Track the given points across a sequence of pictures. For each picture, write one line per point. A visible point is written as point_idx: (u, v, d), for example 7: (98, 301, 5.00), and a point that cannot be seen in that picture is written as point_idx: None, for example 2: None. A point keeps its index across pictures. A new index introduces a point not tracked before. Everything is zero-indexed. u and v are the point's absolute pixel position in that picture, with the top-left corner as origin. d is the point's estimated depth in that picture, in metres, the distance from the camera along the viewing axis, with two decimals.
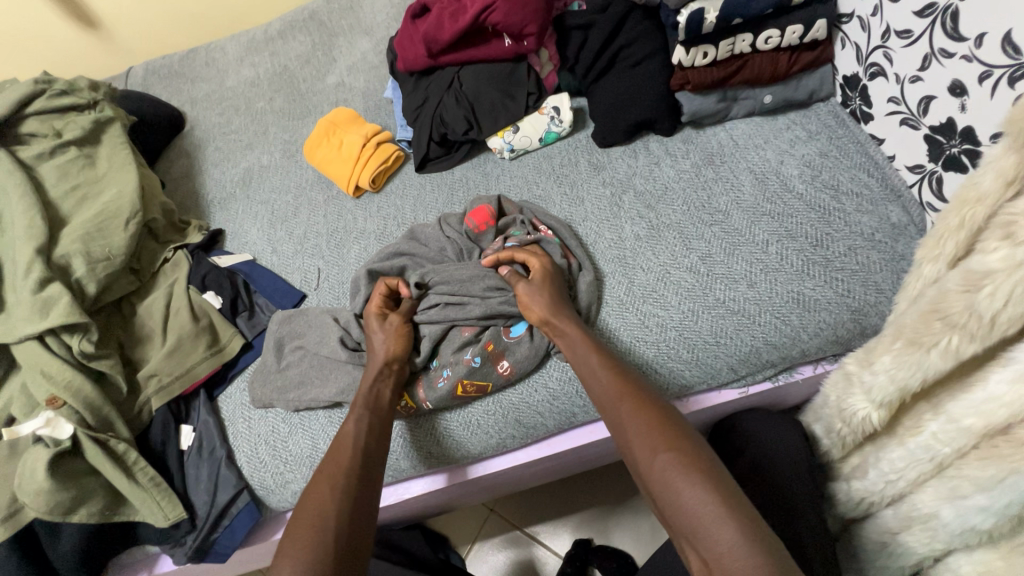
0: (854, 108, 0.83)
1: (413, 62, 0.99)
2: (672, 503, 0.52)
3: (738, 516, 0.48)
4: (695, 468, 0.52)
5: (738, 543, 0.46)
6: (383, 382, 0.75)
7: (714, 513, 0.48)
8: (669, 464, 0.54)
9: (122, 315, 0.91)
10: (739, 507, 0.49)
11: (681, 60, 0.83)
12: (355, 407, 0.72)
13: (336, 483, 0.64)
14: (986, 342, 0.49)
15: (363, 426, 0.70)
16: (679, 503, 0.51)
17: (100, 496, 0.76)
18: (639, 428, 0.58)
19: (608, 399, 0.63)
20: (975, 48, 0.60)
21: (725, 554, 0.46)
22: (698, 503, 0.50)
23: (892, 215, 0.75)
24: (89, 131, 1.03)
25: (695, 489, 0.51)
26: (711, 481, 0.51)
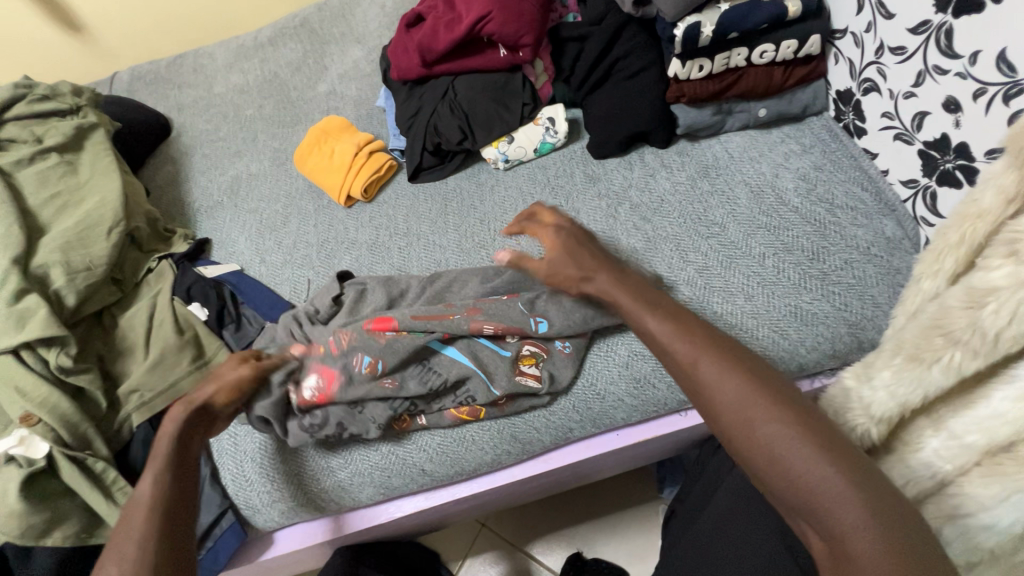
0: (847, 123, 0.83)
1: (407, 71, 0.98)
2: (782, 477, 0.43)
3: (871, 504, 0.40)
4: (817, 441, 0.43)
5: (876, 535, 0.39)
6: (191, 433, 0.64)
7: (865, 514, 0.40)
8: (782, 435, 0.44)
9: (103, 327, 0.88)
10: (868, 484, 0.41)
11: (677, 73, 0.83)
12: (148, 464, 0.60)
13: (132, 541, 0.53)
14: (989, 359, 0.48)
15: (162, 479, 0.59)
16: (790, 481, 0.43)
17: (76, 518, 0.73)
18: (731, 391, 0.48)
19: (685, 355, 0.52)
20: (970, 65, 0.61)
21: (858, 542, 0.39)
22: (824, 484, 0.42)
23: (886, 229, 0.75)
24: (71, 137, 1.00)
25: (819, 465, 0.42)
26: (838, 457, 0.43)
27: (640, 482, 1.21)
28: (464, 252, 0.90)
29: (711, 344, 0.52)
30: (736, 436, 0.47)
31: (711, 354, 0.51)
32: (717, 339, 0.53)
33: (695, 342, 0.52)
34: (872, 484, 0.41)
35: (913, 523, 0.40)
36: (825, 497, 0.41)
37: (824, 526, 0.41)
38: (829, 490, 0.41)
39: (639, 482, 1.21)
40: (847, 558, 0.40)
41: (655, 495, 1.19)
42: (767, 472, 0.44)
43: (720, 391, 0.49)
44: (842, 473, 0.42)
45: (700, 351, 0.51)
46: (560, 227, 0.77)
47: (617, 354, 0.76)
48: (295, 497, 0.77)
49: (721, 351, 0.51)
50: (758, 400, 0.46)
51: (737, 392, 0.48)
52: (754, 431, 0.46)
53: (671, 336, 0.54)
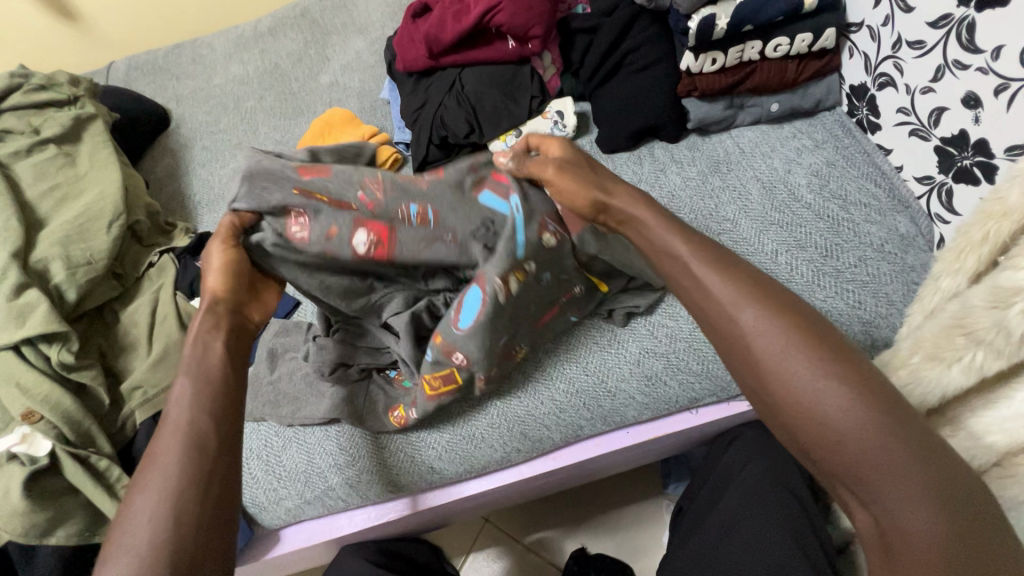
0: (861, 118, 0.82)
1: (413, 63, 0.96)
2: (825, 441, 0.40)
3: (926, 472, 0.37)
4: (867, 403, 0.39)
5: (926, 508, 0.36)
6: (216, 334, 0.55)
7: (918, 484, 0.37)
8: (832, 398, 0.40)
9: (104, 323, 0.87)
10: (920, 451, 0.38)
11: (690, 67, 0.81)
12: (178, 378, 0.52)
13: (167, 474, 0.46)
14: (1011, 360, 0.48)
15: (195, 402, 0.50)
16: (834, 444, 0.39)
17: (80, 516, 0.72)
18: (775, 342, 0.42)
19: (723, 297, 0.46)
20: (992, 60, 0.60)
21: (903, 513, 0.37)
22: (874, 452, 0.38)
23: (900, 226, 0.74)
24: (69, 128, 0.98)
25: (867, 430, 0.38)
26: (890, 420, 0.38)
27: (645, 478, 1.21)
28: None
29: (754, 287, 0.45)
30: (774, 393, 0.42)
31: (757, 301, 0.44)
32: (764, 279, 0.46)
33: (734, 282, 0.46)
34: (923, 449, 0.38)
35: (971, 494, 0.37)
36: (875, 466, 0.38)
37: (866, 498, 0.39)
38: (879, 459, 0.38)
39: (643, 478, 1.21)
40: (892, 525, 0.38)
41: (660, 490, 1.19)
42: (812, 437, 0.40)
43: (763, 340, 0.43)
44: (893, 437, 0.38)
45: (740, 294, 0.45)
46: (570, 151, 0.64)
47: (628, 351, 0.76)
48: (302, 495, 0.76)
49: (767, 297, 0.44)
50: (802, 359, 0.41)
51: (778, 349, 0.42)
52: (797, 394, 0.41)
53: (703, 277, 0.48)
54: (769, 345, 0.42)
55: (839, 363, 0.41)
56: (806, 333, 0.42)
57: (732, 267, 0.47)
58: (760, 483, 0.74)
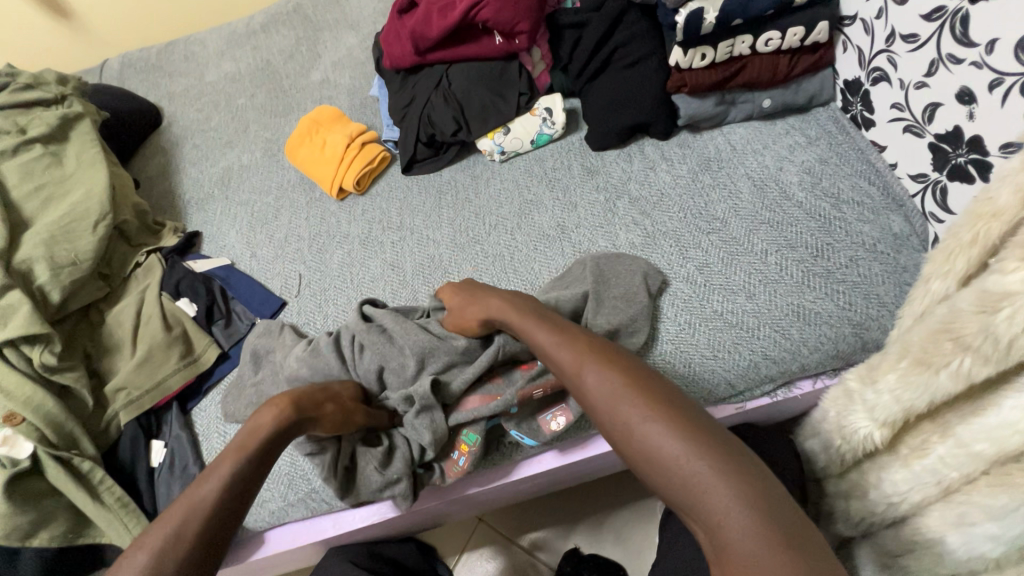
0: (855, 114, 0.80)
1: (400, 59, 0.94)
2: (661, 473, 0.44)
3: (742, 484, 0.41)
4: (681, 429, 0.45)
5: (740, 514, 0.40)
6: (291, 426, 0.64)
7: (728, 496, 0.40)
8: (657, 428, 0.45)
9: (90, 323, 0.87)
10: (733, 465, 0.42)
11: (679, 62, 0.80)
12: (224, 456, 0.60)
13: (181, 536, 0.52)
14: (1000, 366, 0.46)
15: (228, 482, 0.58)
16: (667, 473, 0.44)
17: (63, 517, 0.72)
18: (605, 389, 0.51)
19: (569, 366, 0.55)
20: (986, 54, 0.58)
21: (725, 526, 0.40)
22: (694, 470, 0.42)
23: (894, 225, 0.72)
24: (56, 128, 0.97)
25: (683, 451, 0.44)
26: (703, 441, 0.44)
27: (639, 478, 1.20)
28: (458, 248, 0.88)
29: (597, 351, 0.55)
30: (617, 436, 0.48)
31: (597, 360, 0.53)
32: (605, 344, 0.56)
33: (578, 347, 0.56)
34: (736, 463, 0.42)
35: (773, 500, 0.40)
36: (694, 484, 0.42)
37: (704, 522, 0.41)
38: (696, 477, 0.42)
39: (637, 478, 1.20)
40: (718, 543, 0.40)
41: (654, 491, 1.18)
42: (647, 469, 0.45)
43: (596, 391, 0.51)
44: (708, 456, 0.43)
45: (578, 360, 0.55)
46: (468, 279, 0.77)
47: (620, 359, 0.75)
48: (286, 497, 0.76)
49: (606, 356, 0.54)
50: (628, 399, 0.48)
51: (611, 395, 0.50)
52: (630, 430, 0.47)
53: (559, 349, 0.57)
54: (605, 390, 0.50)
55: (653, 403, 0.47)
56: (632, 380, 0.50)
57: (577, 339, 0.57)
58: None
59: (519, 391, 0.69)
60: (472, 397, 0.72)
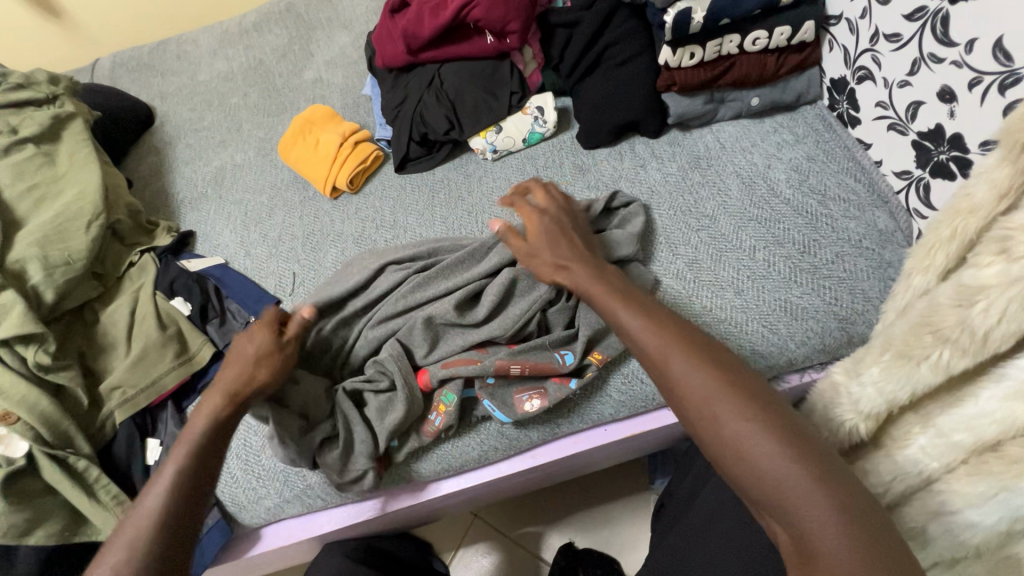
0: (841, 112, 0.82)
1: (392, 59, 0.95)
2: (747, 470, 0.43)
3: (833, 494, 0.40)
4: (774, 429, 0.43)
5: (834, 523, 0.39)
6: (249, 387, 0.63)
7: (823, 506, 0.39)
8: (747, 428, 0.43)
9: (84, 323, 0.87)
10: (826, 473, 0.41)
11: (668, 61, 0.81)
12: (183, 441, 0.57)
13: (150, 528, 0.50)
14: (977, 357, 0.48)
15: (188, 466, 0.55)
16: (755, 474, 0.42)
17: (59, 516, 0.73)
18: (695, 375, 0.47)
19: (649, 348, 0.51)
20: (966, 54, 0.59)
21: (816, 532, 0.39)
22: (786, 472, 0.41)
23: (879, 221, 0.74)
24: (48, 127, 0.97)
25: (775, 454, 0.42)
26: (795, 446, 0.42)
27: (632, 474, 1.21)
28: None
29: (683, 339, 0.50)
30: (700, 427, 0.46)
31: (685, 351, 0.49)
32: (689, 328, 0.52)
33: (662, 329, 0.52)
34: (829, 473, 0.41)
35: (868, 515, 0.39)
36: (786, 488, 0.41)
37: (791, 525, 0.40)
38: (791, 481, 0.41)
39: (631, 474, 1.21)
40: (809, 548, 0.39)
41: (647, 486, 1.20)
42: (735, 467, 0.43)
43: (685, 376, 0.48)
44: (801, 461, 0.41)
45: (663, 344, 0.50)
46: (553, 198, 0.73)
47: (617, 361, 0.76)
48: (282, 493, 0.76)
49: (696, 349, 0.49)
50: (729, 396, 0.45)
51: (708, 390, 0.46)
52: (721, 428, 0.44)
53: (641, 330, 0.52)
54: (703, 386, 0.46)
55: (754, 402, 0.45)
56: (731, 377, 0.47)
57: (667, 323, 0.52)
58: None
59: (499, 360, 0.71)
60: (458, 358, 0.73)
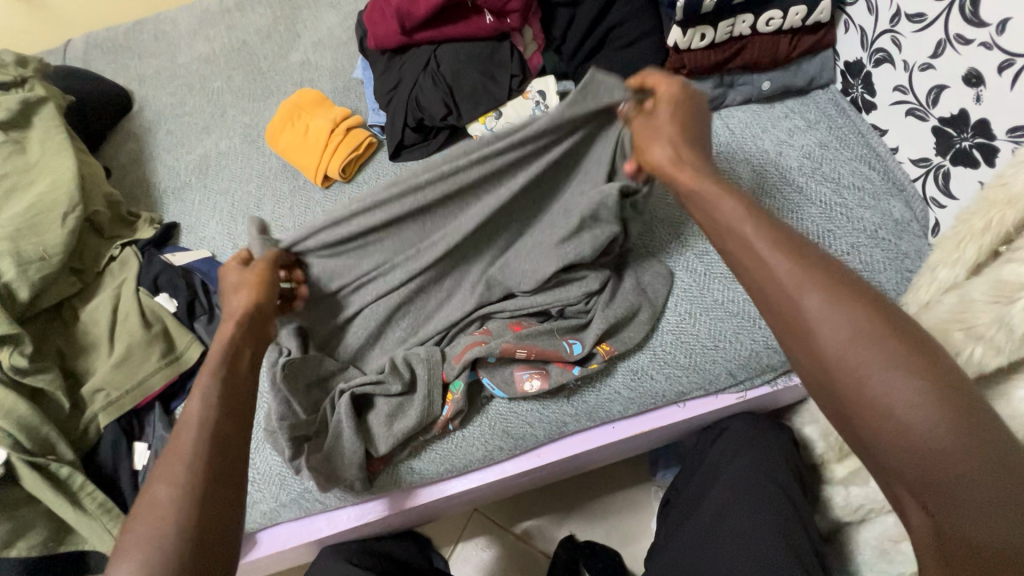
0: (855, 97, 0.79)
1: (385, 40, 0.90)
2: (891, 438, 0.36)
3: (1014, 490, 0.32)
4: (946, 404, 0.34)
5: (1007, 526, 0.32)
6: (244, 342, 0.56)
7: (998, 503, 0.32)
8: (911, 393, 0.35)
9: (63, 322, 0.82)
10: (1008, 462, 0.33)
11: (677, 42, 0.77)
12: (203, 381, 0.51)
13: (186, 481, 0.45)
14: (1012, 356, 0.45)
15: (217, 404, 0.50)
16: (907, 445, 0.35)
17: (42, 526, 0.69)
18: (843, 323, 0.38)
19: (786, 280, 0.41)
20: (997, 35, 0.56)
21: (976, 527, 0.33)
22: (950, 457, 0.34)
23: (894, 211, 0.72)
24: (16, 113, 0.91)
25: (946, 430, 0.34)
26: (972, 426, 0.34)
27: (633, 465, 1.20)
28: None
29: (829, 274, 0.41)
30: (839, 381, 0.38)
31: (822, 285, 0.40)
32: (837, 262, 0.42)
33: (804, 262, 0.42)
34: (1014, 459, 0.33)
35: None
36: (950, 471, 0.33)
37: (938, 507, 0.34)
38: (959, 467, 0.33)
39: (631, 465, 1.20)
40: (960, 542, 0.33)
41: (648, 477, 1.19)
42: (882, 435, 0.36)
43: (828, 323, 0.39)
44: (976, 445, 0.33)
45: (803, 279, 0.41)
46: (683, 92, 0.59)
47: (631, 357, 0.73)
48: (278, 498, 0.73)
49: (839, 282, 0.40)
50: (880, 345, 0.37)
51: (854, 341, 0.38)
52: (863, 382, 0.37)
53: (775, 256, 0.43)
54: (846, 334, 0.38)
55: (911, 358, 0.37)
56: (886, 322, 0.38)
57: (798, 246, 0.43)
58: (751, 480, 0.73)
59: (505, 343, 0.67)
60: (470, 340, 0.70)
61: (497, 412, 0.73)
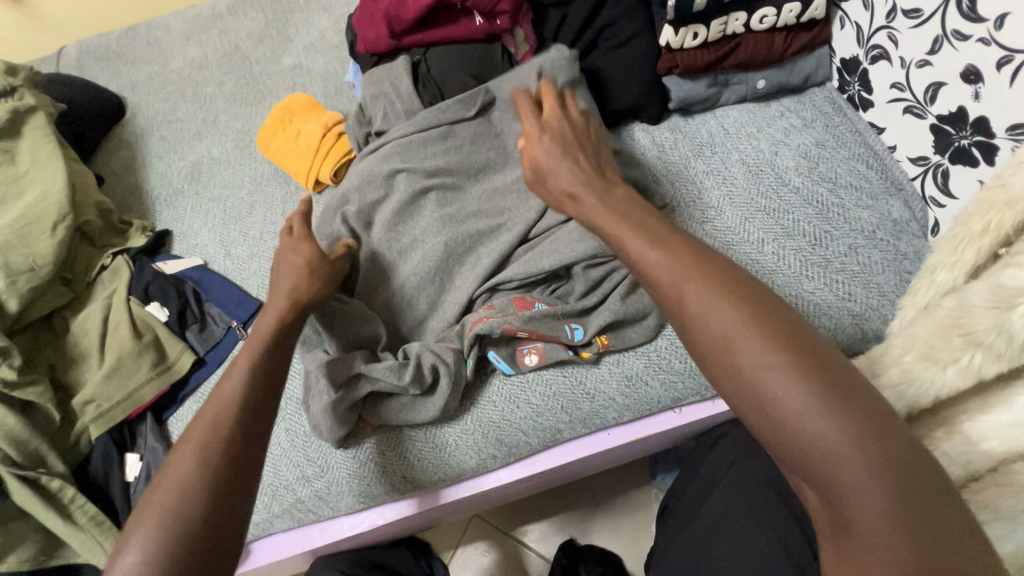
0: (852, 94, 0.77)
1: (375, 43, 0.89)
2: (776, 430, 0.39)
3: (884, 467, 0.36)
4: (823, 393, 0.38)
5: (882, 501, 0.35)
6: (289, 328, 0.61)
7: (874, 481, 0.35)
8: (790, 389, 0.38)
9: (53, 332, 0.82)
10: (875, 436, 0.36)
11: (669, 42, 0.76)
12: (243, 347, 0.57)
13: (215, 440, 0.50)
14: (1013, 362, 0.44)
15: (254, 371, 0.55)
16: (787, 433, 0.38)
17: (32, 540, 0.69)
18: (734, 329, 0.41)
19: (676, 289, 0.44)
20: (995, 30, 0.55)
21: (860, 504, 0.36)
22: (835, 446, 0.36)
23: (893, 211, 0.70)
24: (6, 122, 0.90)
25: (822, 417, 0.37)
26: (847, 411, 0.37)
27: (633, 469, 1.19)
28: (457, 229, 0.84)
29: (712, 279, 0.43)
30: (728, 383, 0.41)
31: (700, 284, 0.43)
32: (729, 268, 0.44)
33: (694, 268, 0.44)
34: (888, 441, 0.36)
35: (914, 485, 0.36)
36: (825, 455, 0.37)
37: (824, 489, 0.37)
38: (835, 450, 0.36)
39: (631, 468, 1.19)
40: (846, 520, 0.36)
41: (649, 481, 1.17)
42: (769, 430, 0.39)
43: (714, 327, 0.42)
44: (850, 430, 0.36)
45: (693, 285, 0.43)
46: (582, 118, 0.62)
47: (629, 362, 0.71)
48: (270, 509, 0.72)
49: (719, 278, 0.43)
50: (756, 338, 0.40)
51: (731, 331, 0.41)
52: (746, 378, 0.40)
53: (665, 262, 0.45)
54: (726, 335, 0.41)
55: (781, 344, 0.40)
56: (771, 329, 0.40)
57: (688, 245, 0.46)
58: (749, 485, 0.71)
59: (508, 323, 0.68)
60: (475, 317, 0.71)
61: (498, 410, 0.71)
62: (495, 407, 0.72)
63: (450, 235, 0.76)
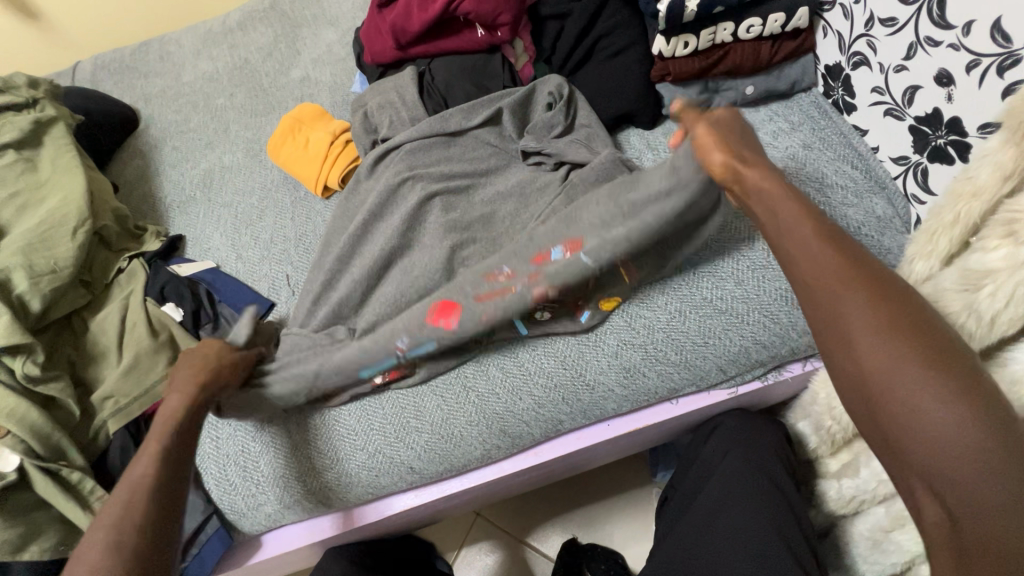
0: (836, 99, 0.81)
1: (382, 55, 0.94)
2: (909, 427, 0.43)
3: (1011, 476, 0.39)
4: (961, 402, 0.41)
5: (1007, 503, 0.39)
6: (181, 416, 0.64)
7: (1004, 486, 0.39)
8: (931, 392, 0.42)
9: (73, 332, 0.85)
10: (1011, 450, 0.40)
11: (662, 51, 0.81)
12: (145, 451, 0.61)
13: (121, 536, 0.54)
14: (984, 342, 0.47)
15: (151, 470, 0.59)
16: (923, 433, 0.42)
17: (54, 530, 0.71)
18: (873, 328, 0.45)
19: (830, 284, 0.49)
20: (963, 36, 0.59)
21: (981, 502, 0.40)
22: (964, 448, 0.40)
23: (877, 208, 0.73)
24: (28, 133, 0.95)
25: (957, 421, 0.41)
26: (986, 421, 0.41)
27: (634, 468, 1.21)
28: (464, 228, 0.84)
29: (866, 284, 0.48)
30: (868, 374, 0.45)
31: (866, 296, 0.47)
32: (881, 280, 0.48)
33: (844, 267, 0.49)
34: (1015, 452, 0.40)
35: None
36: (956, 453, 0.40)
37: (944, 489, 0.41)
38: (967, 448, 0.40)
39: (632, 468, 1.21)
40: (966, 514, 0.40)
41: (650, 479, 1.19)
42: (905, 425, 0.43)
43: (858, 323, 0.46)
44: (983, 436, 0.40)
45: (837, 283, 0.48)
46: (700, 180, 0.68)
47: (629, 357, 0.73)
48: (283, 500, 0.74)
49: (857, 280, 0.48)
50: (897, 348, 0.44)
51: (871, 333, 0.45)
52: (884, 373, 0.44)
53: (819, 258, 0.50)
54: (870, 344, 0.45)
55: (943, 367, 0.43)
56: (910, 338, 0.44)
57: (845, 256, 0.49)
58: (743, 474, 0.74)
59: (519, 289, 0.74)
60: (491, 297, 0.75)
61: (500, 404, 0.73)
62: (494, 401, 0.73)
63: (455, 237, 0.79)
